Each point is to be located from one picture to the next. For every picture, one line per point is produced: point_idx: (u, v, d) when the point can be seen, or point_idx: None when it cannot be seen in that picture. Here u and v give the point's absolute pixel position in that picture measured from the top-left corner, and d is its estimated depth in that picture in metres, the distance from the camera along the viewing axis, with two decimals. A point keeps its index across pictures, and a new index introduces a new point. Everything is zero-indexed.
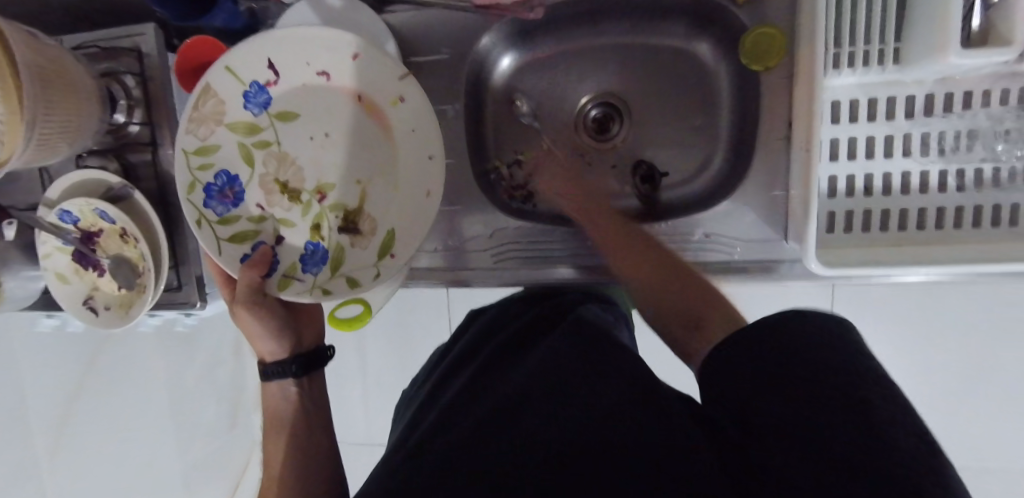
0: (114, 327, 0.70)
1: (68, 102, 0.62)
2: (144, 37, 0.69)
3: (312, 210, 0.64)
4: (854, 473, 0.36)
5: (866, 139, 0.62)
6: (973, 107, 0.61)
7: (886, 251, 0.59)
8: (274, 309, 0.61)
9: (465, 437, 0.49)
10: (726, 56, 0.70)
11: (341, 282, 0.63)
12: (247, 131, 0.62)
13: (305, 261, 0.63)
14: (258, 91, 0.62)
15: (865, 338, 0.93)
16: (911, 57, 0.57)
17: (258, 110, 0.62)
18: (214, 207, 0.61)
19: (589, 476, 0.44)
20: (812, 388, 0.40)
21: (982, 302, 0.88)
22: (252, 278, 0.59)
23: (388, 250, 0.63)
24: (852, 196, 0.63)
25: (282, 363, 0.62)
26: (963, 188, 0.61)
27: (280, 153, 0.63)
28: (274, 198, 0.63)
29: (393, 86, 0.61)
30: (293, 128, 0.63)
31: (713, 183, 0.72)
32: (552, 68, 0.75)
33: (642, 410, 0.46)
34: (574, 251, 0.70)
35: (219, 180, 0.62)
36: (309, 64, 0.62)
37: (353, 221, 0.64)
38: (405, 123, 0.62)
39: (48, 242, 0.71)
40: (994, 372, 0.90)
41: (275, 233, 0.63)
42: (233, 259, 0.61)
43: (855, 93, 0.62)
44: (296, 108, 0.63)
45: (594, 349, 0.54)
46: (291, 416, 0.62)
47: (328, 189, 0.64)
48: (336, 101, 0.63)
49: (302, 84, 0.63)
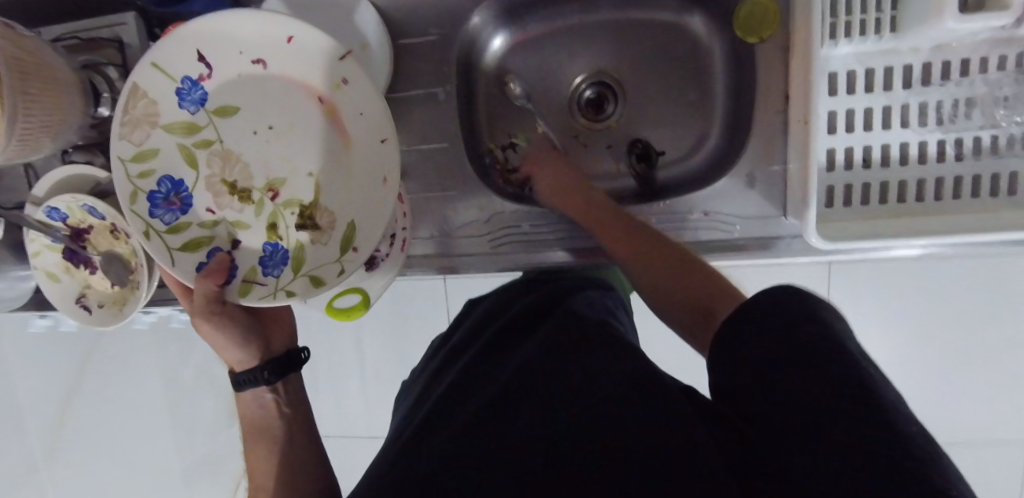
0: (108, 325, 0.69)
1: (49, 95, 0.60)
2: (125, 26, 0.68)
3: (265, 210, 0.60)
4: (863, 466, 0.34)
5: (864, 110, 0.61)
6: (971, 74, 0.60)
7: (883, 224, 0.59)
8: (235, 315, 0.59)
9: (458, 439, 0.48)
10: (721, 29, 0.69)
11: (306, 282, 0.59)
12: (186, 131, 0.58)
13: (265, 263, 0.60)
14: (192, 87, 0.58)
15: (866, 313, 0.93)
16: (907, 24, 0.56)
17: (195, 108, 0.58)
18: (160, 216, 0.57)
19: (588, 474, 0.42)
20: (811, 377, 0.39)
21: (983, 273, 0.88)
22: (209, 289, 0.56)
23: (349, 244, 0.59)
24: (851, 169, 0.62)
25: (253, 370, 0.60)
26: (962, 157, 0.61)
27: (224, 152, 0.59)
28: (224, 200, 0.60)
29: (333, 69, 0.57)
30: (234, 123, 0.59)
31: (710, 158, 0.71)
32: (541, 49, 0.74)
33: (641, 406, 0.45)
34: (568, 233, 0.69)
35: (163, 187, 0.58)
36: (241, 53, 0.57)
37: (310, 216, 0.60)
38: (352, 107, 0.58)
39: (37, 240, 0.69)
40: (994, 343, 0.90)
41: (231, 237, 0.60)
42: (187, 269, 0.57)
43: (851, 63, 0.61)
44: (235, 102, 0.59)
45: (586, 346, 0.53)
46: (275, 422, 0.62)
47: (280, 185, 0.60)
48: (283, 89, 0.59)
49: (237, 76, 0.58)
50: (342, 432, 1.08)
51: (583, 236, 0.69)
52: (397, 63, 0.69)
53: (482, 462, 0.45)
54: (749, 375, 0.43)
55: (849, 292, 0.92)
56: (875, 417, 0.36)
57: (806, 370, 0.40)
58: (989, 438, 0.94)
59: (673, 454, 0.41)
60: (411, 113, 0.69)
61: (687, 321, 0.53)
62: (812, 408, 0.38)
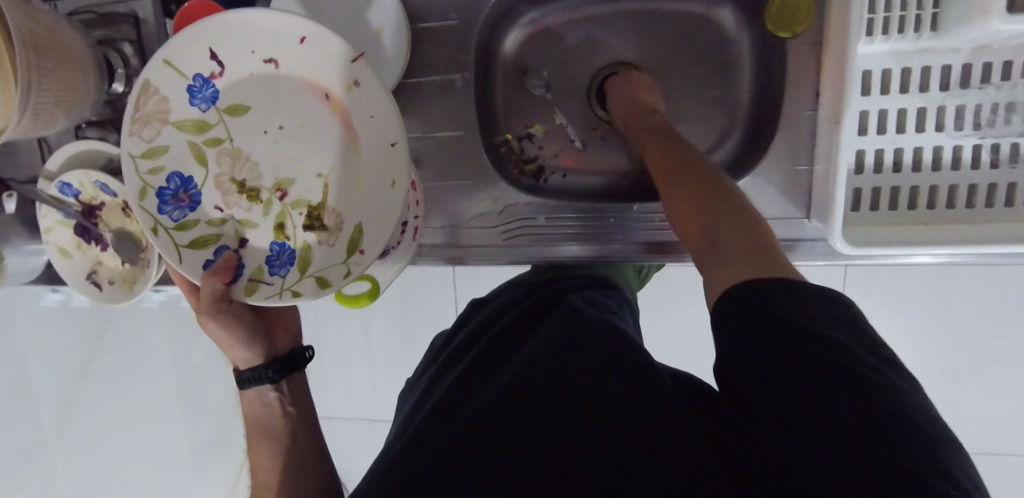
0: (119, 302, 0.69)
1: (64, 71, 0.59)
2: (143, 3, 0.67)
3: (273, 210, 0.59)
4: (867, 469, 0.34)
5: (897, 111, 0.59)
6: (1013, 78, 0.57)
7: (911, 231, 0.57)
8: (241, 314, 0.59)
9: (459, 434, 0.47)
10: (751, 24, 0.66)
11: (311, 283, 0.57)
12: (196, 129, 0.57)
13: (271, 263, 0.58)
14: (203, 85, 0.56)
15: (883, 319, 0.90)
16: (948, 23, 0.54)
17: (205, 105, 0.57)
18: (169, 212, 0.57)
19: (590, 476, 0.42)
20: (812, 374, 0.38)
21: (1007, 283, 0.85)
22: (215, 287, 0.55)
23: (356, 247, 0.58)
24: (879, 173, 0.60)
25: (257, 368, 0.60)
26: (997, 164, 0.59)
27: (234, 151, 0.59)
28: (232, 198, 0.59)
29: (345, 70, 0.56)
30: (246, 122, 0.58)
31: (733, 155, 0.69)
32: (563, 37, 0.72)
33: (641, 405, 0.45)
34: (583, 230, 0.68)
35: (172, 183, 0.57)
36: (254, 52, 0.56)
37: (317, 217, 0.59)
38: (362, 109, 0.56)
39: (49, 215, 0.69)
40: (1016, 355, 0.87)
41: (238, 236, 0.59)
42: (195, 266, 0.57)
43: (887, 62, 0.58)
44: (245, 100, 0.58)
45: (586, 335, 0.53)
46: (279, 420, 0.61)
47: (288, 185, 0.59)
48: (294, 90, 0.58)
49: (249, 75, 0.57)
50: (348, 417, 1.08)
51: (596, 233, 0.67)
52: (415, 48, 0.67)
53: (484, 461, 0.44)
54: (747, 367, 0.41)
55: (868, 298, 0.90)
56: (876, 414, 0.35)
57: (807, 370, 0.38)
58: (1007, 449, 0.92)
59: (672, 454, 0.41)
60: (427, 100, 0.68)
61: (705, 256, 0.48)
62: (813, 410, 0.37)
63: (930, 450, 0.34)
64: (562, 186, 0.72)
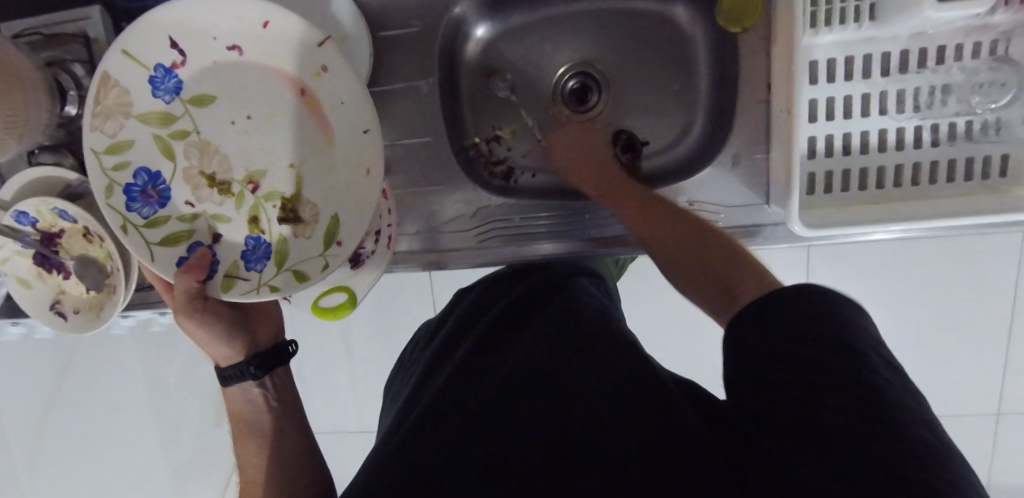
0: (85, 331, 0.68)
1: (12, 95, 0.57)
2: (90, 21, 0.66)
3: (246, 203, 0.59)
4: (865, 469, 0.34)
5: (844, 98, 0.62)
6: (947, 62, 0.61)
7: (864, 210, 0.61)
8: (219, 313, 0.58)
9: (460, 435, 0.47)
10: (703, 18, 0.69)
11: (289, 277, 0.59)
12: (161, 122, 0.57)
13: (247, 257, 0.59)
14: (165, 75, 0.56)
15: (846, 294, 0.95)
16: (887, 13, 0.57)
17: (169, 96, 0.57)
18: (138, 209, 0.57)
19: (582, 476, 0.42)
20: (826, 378, 0.38)
21: (957, 253, 0.90)
22: (189, 284, 0.54)
23: (333, 238, 0.59)
24: (831, 157, 0.63)
25: (238, 364, 0.59)
26: (937, 142, 0.63)
27: (202, 143, 0.58)
28: (203, 193, 0.58)
29: (314, 56, 0.56)
30: (213, 114, 0.58)
31: (693, 147, 0.71)
32: (525, 40, 0.73)
33: (641, 403, 0.45)
34: (553, 227, 0.69)
35: (140, 179, 0.57)
36: (216, 39, 0.56)
37: (292, 209, 0.59)
38: (334, 95, 0.56)
39: (5, 247, 0.67)
40: (968, 321, 0.93)
41: (212, 231, 0.59)
42: (168, 263, 0.57)
43: (832, 52, 0.61)
44: (211, 90, 0.57)
45: (581, 338, 0.53)
46: (262, 438, 0.61)
47: (260, 177, 0.59)
48: (261, 79, 0.57)
49: (212, 62, 0.57)
50: (331, 427, 1.08)
51: (567, 229, 0.69)
52: (379, 55, 0.67)
53: (484, 459, 0.45)
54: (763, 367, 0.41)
55: (829, 276, 0.94)
56: (888, 419, 0.36)
57: (826, 372, 0.39)
58: (963, 408, 0.98)
59: (672, 452, 0.41)
60: (395, 107, 0.68)
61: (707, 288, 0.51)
62: (822, 413, 0.38)
63: (936, 457, 0.34)
64: (531, 187, 0.73)
